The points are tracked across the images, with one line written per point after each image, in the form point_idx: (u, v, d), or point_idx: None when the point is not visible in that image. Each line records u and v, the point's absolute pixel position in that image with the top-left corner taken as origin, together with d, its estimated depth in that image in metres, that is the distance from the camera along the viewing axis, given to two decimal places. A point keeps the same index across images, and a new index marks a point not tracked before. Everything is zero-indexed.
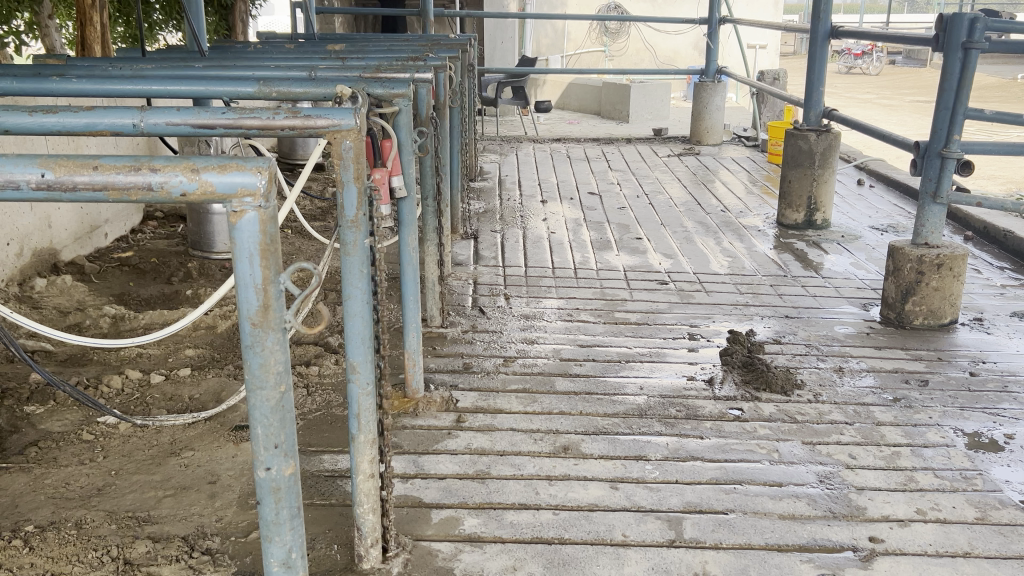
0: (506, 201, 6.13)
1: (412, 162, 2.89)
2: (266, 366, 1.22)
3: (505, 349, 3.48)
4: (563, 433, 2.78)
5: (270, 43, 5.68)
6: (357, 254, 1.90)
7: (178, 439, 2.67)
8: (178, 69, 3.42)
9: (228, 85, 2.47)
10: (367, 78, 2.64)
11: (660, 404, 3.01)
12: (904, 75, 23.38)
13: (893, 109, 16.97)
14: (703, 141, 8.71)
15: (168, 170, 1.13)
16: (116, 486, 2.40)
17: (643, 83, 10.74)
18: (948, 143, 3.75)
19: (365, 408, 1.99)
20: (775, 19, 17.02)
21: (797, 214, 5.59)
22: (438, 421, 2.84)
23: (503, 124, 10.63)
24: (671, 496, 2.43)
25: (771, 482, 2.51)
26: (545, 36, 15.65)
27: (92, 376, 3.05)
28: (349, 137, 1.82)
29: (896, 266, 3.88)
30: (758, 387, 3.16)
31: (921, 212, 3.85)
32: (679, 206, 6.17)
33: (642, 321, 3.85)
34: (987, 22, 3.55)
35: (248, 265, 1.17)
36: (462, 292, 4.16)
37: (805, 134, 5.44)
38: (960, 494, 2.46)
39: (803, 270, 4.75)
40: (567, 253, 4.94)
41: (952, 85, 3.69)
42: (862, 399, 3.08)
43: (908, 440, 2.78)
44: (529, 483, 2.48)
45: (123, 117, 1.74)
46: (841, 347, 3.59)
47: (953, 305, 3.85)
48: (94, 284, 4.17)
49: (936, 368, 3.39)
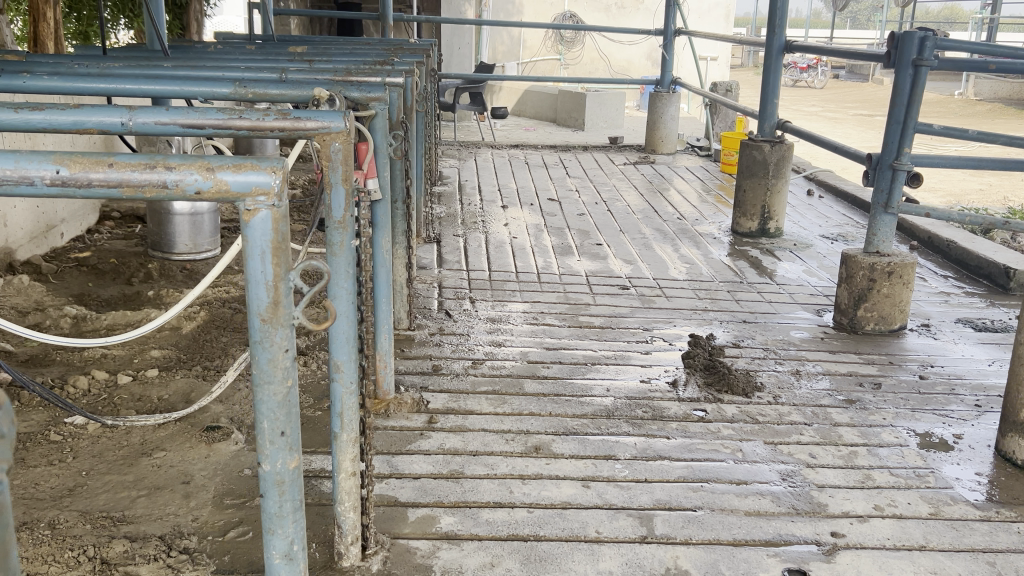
0: (466, 206, 6.18)
1: (387, 165, 2.92)
2: (275, 361, 1.26)
3: (473, 352, 3.52)
4: (534, 433, 2.84)
5: (231, 44, 5.64)
6: (344, 255, 1.93)
7: (148, 440, 2.66)
8: (146, 69, 3.40)
9: (204, 86, 2.47)
10: (344, 81, 2.67)
11: (627, 405, 3.08)
12: (846, 89, 24.03)
13: (838, 121, 17.45)
14: (658, 150, 8.86)
15: (183, 168, 1.16)
16: (87, 487, 2.38)
17: (598, 92, 10.89)
18: (899, 155, 3.90)
19: (348, 407, 2.01)
20: (726, 32, 17.37)
21: (751, 222, 5.73)
22: (411, 422, 2.88)
23: (460, 129, 10.67)
24: (641, 494, 2.49)
25: (736, 480, 2.60)
26: (501, 43, 15.76)
27: (57, 377, 3.01)
28: (338, 140, 1.86)
29: (849, 274, 4.01)
30: (720, 389, 3.25)
31: (873, 222, 4.00)
32: (637, 213, 6.28)
33: (606, 325, 3.92)
34: (937, 41, 3.70)
35: (260, 262, 1.21)
36: (427, 295, 4.20)
37: (760, 145, 5.60)
38: (914, 491, 2.58)
39: (758, 276, 4.88)
40: (530, 258, 5.00)
41: (903, 100, 3.84)
42: (819, 401, 3.20)
43: (864, 440, 2.89)
44: (502, 482, 2.53)
45: (112, 115, 1.73)
46: (797, 351, 3.71)
47: (903, 311, 4.00)
48: (52, 284, 4.10)
49: (888, 372, 3.53)
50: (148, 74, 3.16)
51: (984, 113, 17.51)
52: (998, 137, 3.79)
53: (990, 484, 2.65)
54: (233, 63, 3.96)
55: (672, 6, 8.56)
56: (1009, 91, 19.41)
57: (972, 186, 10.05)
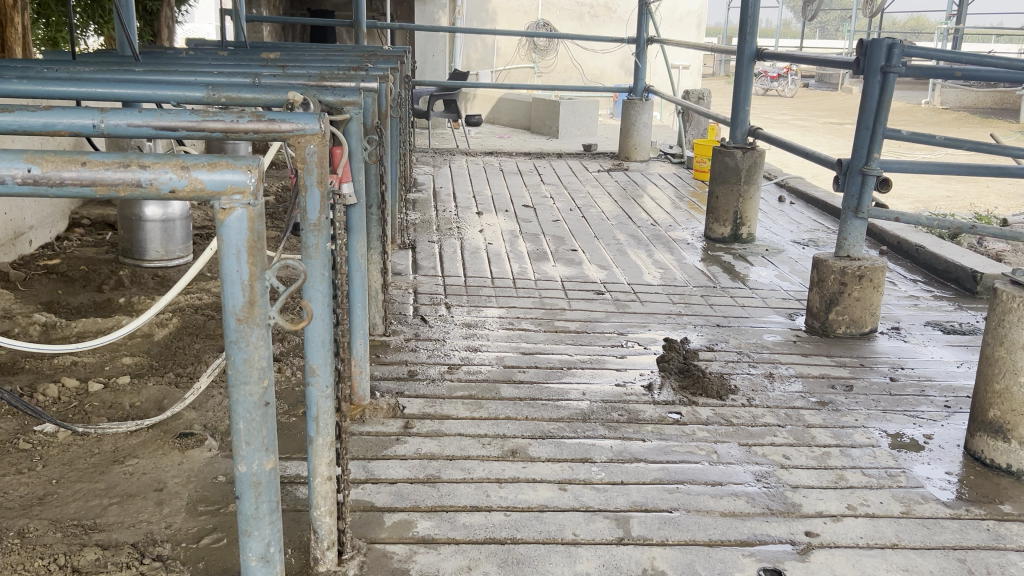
0: (441, 212, 6.18)
1: (362, 170, 2.92)
2: (250, 361, 1.24)
3: (449, 357, 3.52)
4: (510, 437, 2.84)
5: (203, 50, 5.60)
6: (319, 257, 1.91)
7: (120, 447, 2.63)
8: (116, 73, 3.37)
9: (175, 89, 2.46)
10: (318, 85, 2.66)
11: (603, 408, 3.10)
12: (816, 98, 24.33)
13: (808, 129, 17.66)
14: (631, 157, 8.91)
15: (158, 167, 1.15)
16: (57, 495, 2.35)
17: (572, 99, 10.94)
18: (869, 160, 3.95)
19: (324, 410, 2.00)
20: (698, 41, 17.56)
21: (724, 228, 5.77)
22: (386, 427, 2.87)
23: (435, 136, 10.68)
24: (617, 496, 2.50)
25: (711, 482, 2.61)
26: (475, 51, 15.79)
27: (26, 385, 2.97)
28: (313, 142, 1.84)
29: (820, 277, 4.06)
30: (694, 393, 3.27)
31: (844, 227, 4.05)
32: (611, 219, 6.32)
33: (581, 329, 3.94)
34: (904, 48, 3.76)
35: (235, 262, 1.20)
36: (402, 301, 4.20)
37: (731, 152, 5.65)
38: (886, 491, 2.61)
39: (731, 281, 4.93)
40: (505, 263, 5.01)
41: (871, 105, 3.89)
42: (793, 403, 3.23)
43: (837, 441, 2.92)
44: (479, 486, 2.53)
45: (83, 117, 1.73)
46: (770, 354, 3.74)
47: (873, 314, 4.05)
48: (21, 292, 4.04)
49: (860, 374, 3.57)
50: (118, 78, 3.13)
51: (951, 121, 17.80)
52: (964, 143, 3.85)
53: (960, 483, 2.69)
54: (206, 69, 3.93)
55: (645, 15, 8.62)
56: (975, 100, 19.77)
57: (939, 193, 10.20)
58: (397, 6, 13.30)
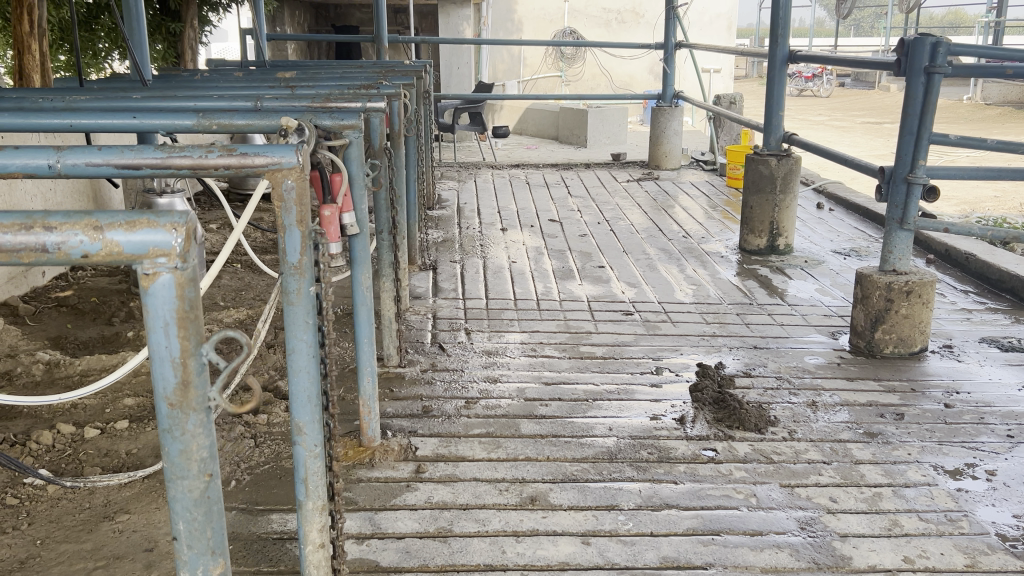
0: (464, 229, 6.00)
1: (364, 196, 2.73)
2: (188, 453, 1.11)
3: (467, 390, 3.31)
4: (530, 482, 2.62)
5: (219, 71, 5.46)
6: (302, 304, 1.72)
7: (112, 501, 2.45)
8: (115, 100, 3.22)
9: (163, 118, 2.24)
10: (316, 109, 2.48)
11: (630, 447, 2.87)
12: (852, 96, 23.85)
13: (846, 130, 17.24)
14: (662, 165, 8.65)
15: (65, 228, 1.00)
16: (40, 559, 2.18)
17: (600, 108, 10.72)
18: (913, 168, 3.68)
19: (312, 472, 1.83)
20: (728, 43, 17.26)
21: (760, 239, 5.51)
22: (396, 472, 2.66)
23: (461, 149, 10.54)
24: (646, 550, 2.28)
25: (751, 531, 2.37)
26: (501, 61, 15.70)
27: (20, 433, 2.82)
28: (291, 176, 1.64)
29: (864, 294, 3.79)
30: (730, 426, 3.03)
31: (888, 239, 3.78)
32: (640, 232, 6.08)
33: (608, 355, 3.71)
34: (950, 46, 3.51)
35: (163, 336, 1.05)
36: (420, 327, 4.01)
37: (765, 159, 5.38)
38: (947, 540, 2.35)
39: (769, 297, 4.66)
40: (529, 283, 4.80)
41: (916, 109, 3.62)
42: (838, 436, 2.97)
43: (889, 480, 2.66)
44: (495, 541, 2.31)
45: (37, 156, 1.52)
46: (813, 379, 3.48)
47: (923, 332, 3.77)
48: (29, 327, 3.92)
49: (911, 401, 3.29)
50: (112, 106, 2.97)
51: (994, 118, 17.29)
52: (1019, 146, 3.55)
53: None
54: (212, 91, 3.75)
55: (672, 19, 8.35)
56: (1017, 94, 19.22)
57: (986, 195, 9.82)
58: (422, 20, 13.27)
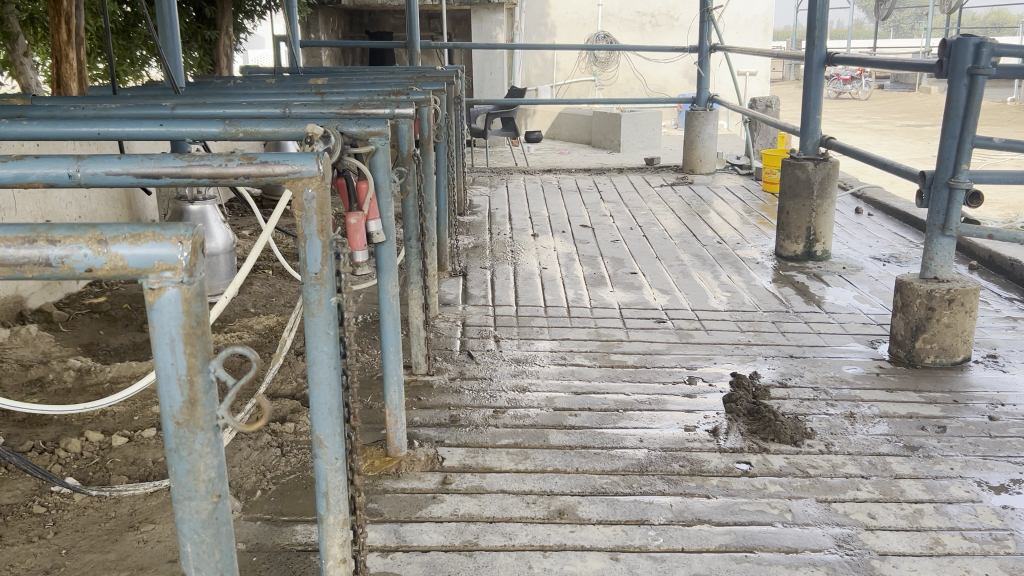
0: (495, 235, 5.96)
1: (391, 203, 2.71)
2: (195, 472, 1.14)
3: (495, 399, 3.27)
4: (558, 494, 2.57)
5: (253, 78, 5.48)
6: (322, 315, 1.69)
7: (137, 510, 2.45)
8: (146, 107, 3.23)
9: (190, 125, 2.19)
10: (343, 116, 2.46)
11: (662, 459, 2.80)
12: (891, 99, 23.49)
13: (885, 133, 16.98)
14: (696, 170, 8.55)
15: (70, 242, 1.03)
16: (66, 568, 2.18)
17: (633, 112, 10.64)
18: (955, 172, 3.57)
19: (334, 486, 1.80)
20: (765, 46, 17.07)
21: (796, 244, 5.42)
22: (423, 483, 2.62)
23: (493, 153, 10.52)
24: (677, 567, 2.22)
25: (786, 548, 2.30)
26: (534, 65, 15.69)
27: (49, 439, 2.83)
28: (311, 185, 1.59)
29: (905, 302, 3.69)
30: (765, 438, 2.94)
31: (929, 245, 3.68)
32: (674, 238, 6.00)
33: (639, 364, 3.65)
34: (994, 46, 3.39)
35: (169, 353, 1.08)
36: (450, 334, 3.97)
37: (803, 164, 5.26)
38: (992, 559, 2.25)
39: (805, 304, 4.56)
40: (559, 290, 4.75)
41: (958, 112, 3.52)
42: (877, 449, 2.88)
43: (930, 496, 2.57)
44: (521, 555, 2.27)
45: (58, 165, 1.49)
46: (851, 390, 3.39)
47: (966, 342, 3.66)
48: (62, 333, 3.95)
49: (954, 413, 3.19)
50: (143, 113, 2.97)
51: None
52: None
53: None
54: (241, 98, 3.75)
55: (707, 21, 8.24)
56: None
57: None
58: (455, 25, 13.30)
